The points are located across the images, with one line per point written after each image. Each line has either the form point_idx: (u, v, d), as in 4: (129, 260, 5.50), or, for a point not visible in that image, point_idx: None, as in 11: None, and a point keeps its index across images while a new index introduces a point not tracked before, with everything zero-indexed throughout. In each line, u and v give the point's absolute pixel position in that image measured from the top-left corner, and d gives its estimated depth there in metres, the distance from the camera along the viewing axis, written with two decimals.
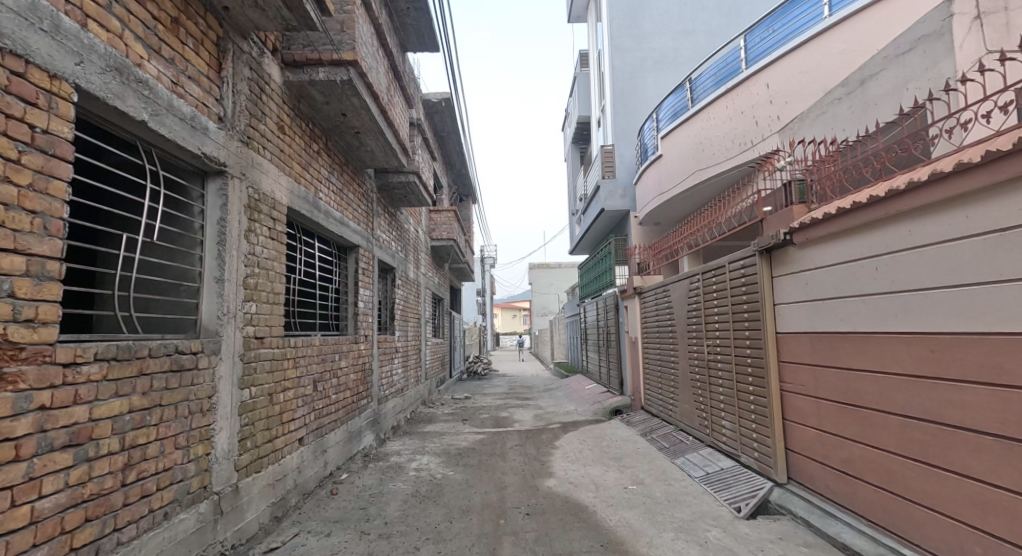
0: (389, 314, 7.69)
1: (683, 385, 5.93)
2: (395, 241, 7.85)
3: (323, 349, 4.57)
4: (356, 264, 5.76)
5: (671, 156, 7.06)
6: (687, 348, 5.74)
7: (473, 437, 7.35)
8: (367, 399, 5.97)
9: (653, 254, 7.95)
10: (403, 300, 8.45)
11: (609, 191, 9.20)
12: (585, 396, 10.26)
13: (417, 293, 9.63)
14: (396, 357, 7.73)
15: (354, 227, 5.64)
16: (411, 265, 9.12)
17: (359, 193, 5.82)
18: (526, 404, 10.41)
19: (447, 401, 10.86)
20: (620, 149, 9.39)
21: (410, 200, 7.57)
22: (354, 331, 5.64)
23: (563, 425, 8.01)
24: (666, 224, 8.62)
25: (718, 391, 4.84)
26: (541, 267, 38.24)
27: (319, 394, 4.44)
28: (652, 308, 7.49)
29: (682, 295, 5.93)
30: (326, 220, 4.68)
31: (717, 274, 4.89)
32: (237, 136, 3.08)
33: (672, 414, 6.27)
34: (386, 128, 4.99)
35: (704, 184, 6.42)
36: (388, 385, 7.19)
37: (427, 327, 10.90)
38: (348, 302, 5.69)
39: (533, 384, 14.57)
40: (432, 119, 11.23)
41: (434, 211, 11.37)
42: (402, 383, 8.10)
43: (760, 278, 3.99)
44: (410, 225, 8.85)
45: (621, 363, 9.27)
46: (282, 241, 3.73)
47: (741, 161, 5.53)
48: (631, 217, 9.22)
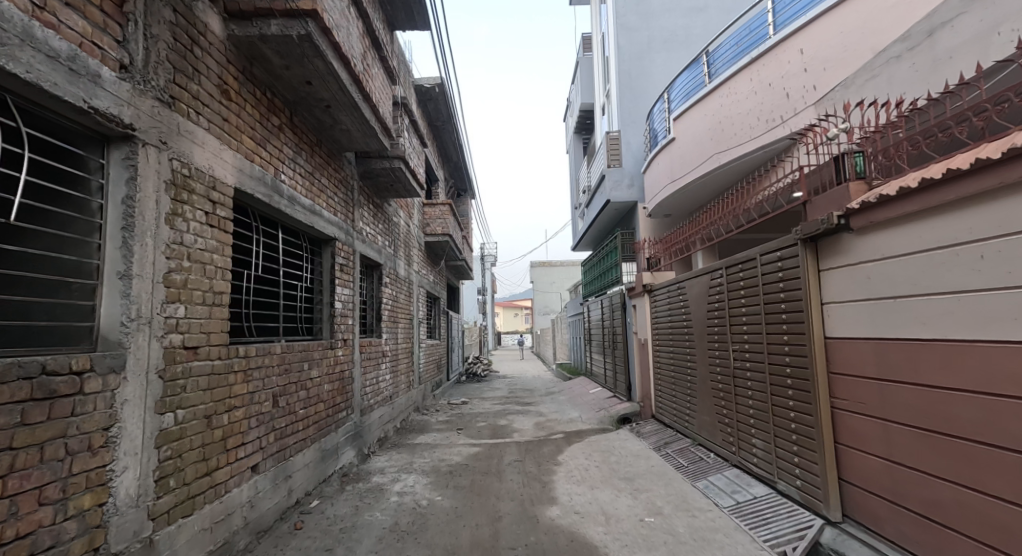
0: (375, 316, 7.05)
1: (703, 394, 5.28)
2: (382, 236, 7.20)
3: (287, 358, 3.93)
4: (332, 260, 5.13)
5: (685, 139, 6.38)
6: (707, 353, 5.08)
7: (468, 449, 6.72)
8: (346, 412, 5.34)
9: (665, 249, 7.29)
10: (393, 300, 7.82)
11: (614, 181, 8.55)
12: (590, 402, 9.60)
13: (408, 292, 8.98)
14: (383, 363, 7.09)
15: (329, 218, 5.00)
16: (401, 263, 8.48)
17: (335, 180, 5.17)
18: (527, 410, 9.74)
19: (442, 407, 10.22)
20: (626, 136, 8.73)
21: (397, 190, 6.92)
22: (329, 336, 5.03)
23: (566, 436, 7.37)
24: (677, 216, 7.94)
25: (748, 405, 4.18)
26: (543, 266, 37.57)
27: (282, 411, 3.80)
28: (664, 307, 6.82)
29: (701, 293, 5.26)
30: (291, 208, 4.03)
31: (745, 268, 4.22)
32: (153, 93, 2.43)
33: (690, 426, 5.60)
34: (361, 102, 4.35)
35: (723, 169, 5.75)
36: (373, 393, 6.53)
37: (421, 328, 10.24)
38: (321, 304, 5.06)
39: (534, 387, 13.92)
40: (425, 107, 10.67)
41: (428, 205, 10.73)
42: (391, 391, 7.46)
43: (805, 272, 3.32)
44: (400, 220, 8.21)
45: (628, 367, 8.61)
46: (227, 230, 3.07)
47: (769, 140, 4.86)
48: (639, 209, 8.56)
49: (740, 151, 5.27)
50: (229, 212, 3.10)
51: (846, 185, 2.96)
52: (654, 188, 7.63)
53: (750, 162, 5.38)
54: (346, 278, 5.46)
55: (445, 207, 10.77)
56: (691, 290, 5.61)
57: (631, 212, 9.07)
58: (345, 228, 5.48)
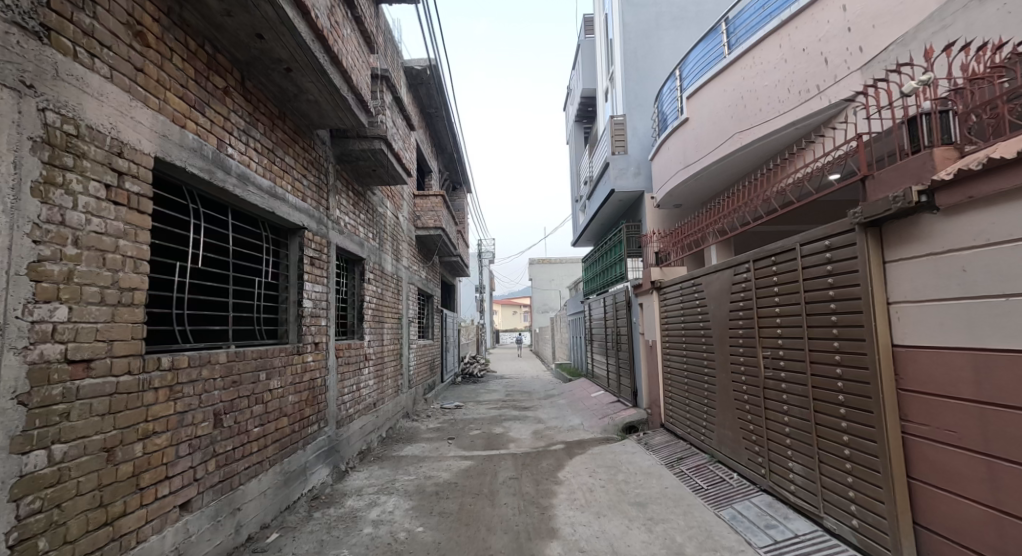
0: (356, 316, 6.42)
1: (723, 406, 4.65)
2: (364, 228, 6.56)
3: (236, 369, 3.29)
4: (300, 252, 4.50)
5: (700, 119, 5.75)
6: (729, 359, 4.46)
7: (459, 463, 6.10)
8: (318, 425, 4.71)
9: (676, 242, 6.67)
10: (378, 298, 7.19)
11: (618, 168, 7.93)
12: (592, 407, 8.99)
13: (396, 289, 8.34)
14: (366, 367, 6.47)
15: (297, 203, 4.36)
16: (388, 257, 7.85)
17: (304, 161, 4.54)
18: (524, 416, 9.13)
19: (434, 413, 9.60)
20: (632, 121, 8.10)
21: (381, 177, 6.28)
22: (296, 339, 4.41)
23: (566, 447, 6.75)
24: (688, 207, 7.33)
25: (782, 422, 3.56)
26: (542, 263, 36.90)
27: (228, 432, 3.17)
28: (676, 306, 6.20)
29: (722, 290, 4.64)
30: (244, 189, 3.40)
31: (780, 261, 3.59)
32: (8, 17, 1.81)
33: (708, 440, 4.98)
34: (330, 66, 3.72)
35: (744, 151, 5.12)
36: (353, 402, 5.90)
37: (411, 327, 9.60)
38: (285, 302, 4.43)
39: (532, 389, 13.30)
40: (416, 92, 10.07)
41: (420, 197, 10.12)
42: (375, 397, 6.84)
43: (864, 264, 2.69)
44: (385, 210, 7.58)
45: (634, 370, 8.00)
46: (146, 210, 2.43)
47: (802, 115, 4.24)
48: (645, 199, 7.92)
49: (766, 128, 4.64)
50: (148, 188, 2.45)
51: (929, 151, 2.32)
52: (663, 176, 7.01)
53: (777, 142, 4.75)
54: (318, 274, 4.83)
55: (438, 199, 10.15)
56: (708, 287, 4.99)
57: (636, 203, 8.45)
58: (318, 217, 4.85)
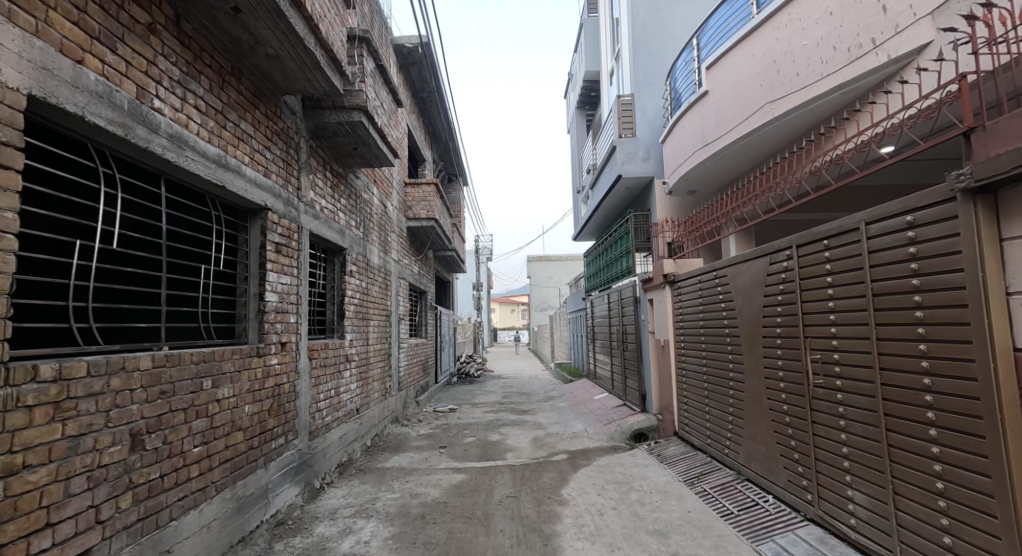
0: (337, 312, 5.78)
1: (754, 416, 4.03)
2: (346, 215, 5.92)
3: (166, 377, 2.64)
4: (263, 238, 3.86)
5: (722, 91, 5.12)
6: (763, 362, 3.84)
7: (450, 477, 5.46)
8: (285, 439, 4.07)
9: (692, 232, 6.05)
10: (362, 293, 6.55)
11: (625, 153, 7.33)
12: (596, 411, 8.36)
13: (384, 283, 7.69)
14: (348, 369, 5.83)
15: (259, 180, 3.72)
16: (374, 249, 7.21)
17: (268, 130, 3.90)
18: (523, 421, 8.49)
19: (426, 417, 8.96)
20: (641, 100, 7.46)
21: (364, 157, 5.64)
22: (256, 340, 3.76)
23: (569, 458, 6.13)
24: (704, 192, 6.71)
25: (837, 441, 2.94)
26: (541, 260, 36.21)
27: (153, 457, 2.51)
28: (693, 302, 5.58)
29: (754, 283, 4.02)
30: (181, 154, 2.76)
31: (835, 245, 2.97)
32: None
33: (734, 455, 4.36)
34: (291, 9, 3.07)
35: (776, 125, 4.50)
36: (332, 408, 5.26)
37: (401, 325, 8.95)
38: (244, 295, 3.78)
39: (531, 390, 12.67)
40: (407, 73, 9.46)
41: (411, 185, 9.51)
42: (359, 403, 6.21)
43: (975, 245, 2.10)
44: (369, 197, 6.94)
45: (642, 372, 7.37)
46: (14, 165, 1.82)
47: (852, 76, 3.62)
48: (655, 185, 7.29)
49: (806, 94, 4.01)
50: (13, 133, 1.82)
51: None
52: (677, 159, 6.40)
53: (817, 111, 4.13)
54: (287, 264, 4.18)
55: (431, 188, 9.54)
56: (736, 280, 4.37)
57: (644, 191, 7.84)
58: (287, 197, 4.21)
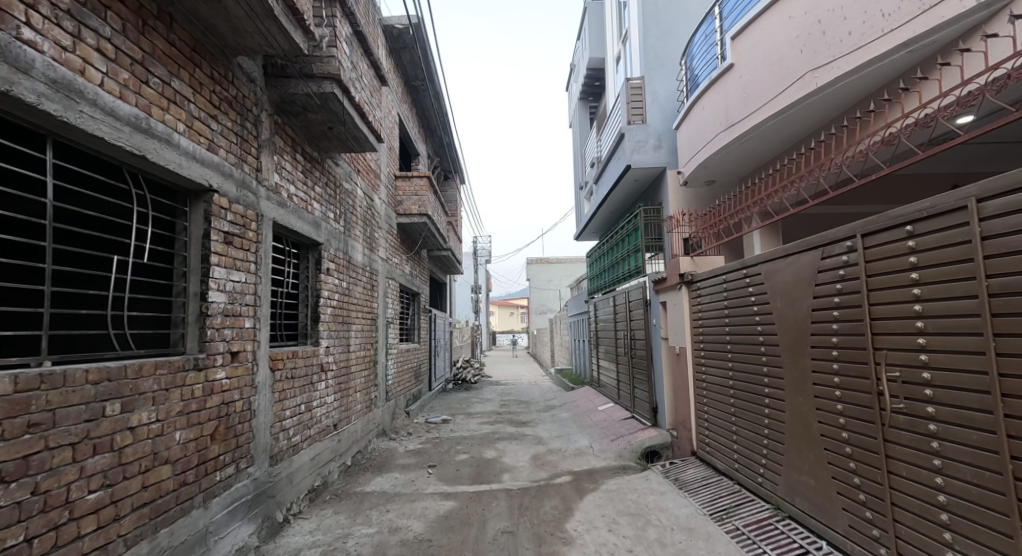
0: (310, 316, 5.12)
1: (798, 441, 3.36)
2: (322, 205, 5.26)
3: (39, 404, 1.99)
4: (205, 226, 3.18)
5: (752, 63, 4.50)
6: (812, 376, 3.18)
7: (438, 504, 4.76)
8: (235, 468, 3.38)
9: (712, 225, 5.39)
10: (343, 294, 5.88)
11: (635, 141, 6.71)
12: (601, 423, 7.68)
13: (369, 283, 7.03)
14: (323, 380, 5.15)
15: (202, 155, 3.06)
16: (357, 246, 6.56)
17: (216, 95, 3.24)
18: (522, 434, 7.80)
19: (417, 430, 8.26)
20: (652, 83, 6.84)
21: (343, 139, 5.01)
22: (193, 349, 3.09)
23: (573, 480, 5.45)
24: (725, 182, 6.07)
25: (929, 485, 2.29)
26: (540, 262, 35.59)
27: (12, 517, 1.89)
28: (715, 304, 4.91)
29: (798, 280, 3.37)
30: (73, 110, 2.14)
31: (920, 228, 2.35)
32: None
33: (772, 486, 3.70)
34: None
35: (819, 98, 3.86)
36: (302, 426, 4.57)
37: (390, 329, 8.28)
38: (183, 295, 3.11)
39: (530, 398, 11.97)
40: (399, 59, 8.96)
41: (401, 179, 8.87)
42: (337, 417, 5.52)
43: None
44: (351, 188, 6.29)
45: (654, 382, 6.71)
46: None
47: (921, 29, 2.98)
48: (667, 176, 6.65)
49: (860, 57, 3.37)
50: None
51: None
52: (697, 146, 5.74)
53: (870, 78, 3.50)
54: (239, 258, 3.50)
55: (423, 181, 8.90)
56: (775, 279, 3.70)
57: (653, 184, 7.19)
58: (241, 178, 3.54)
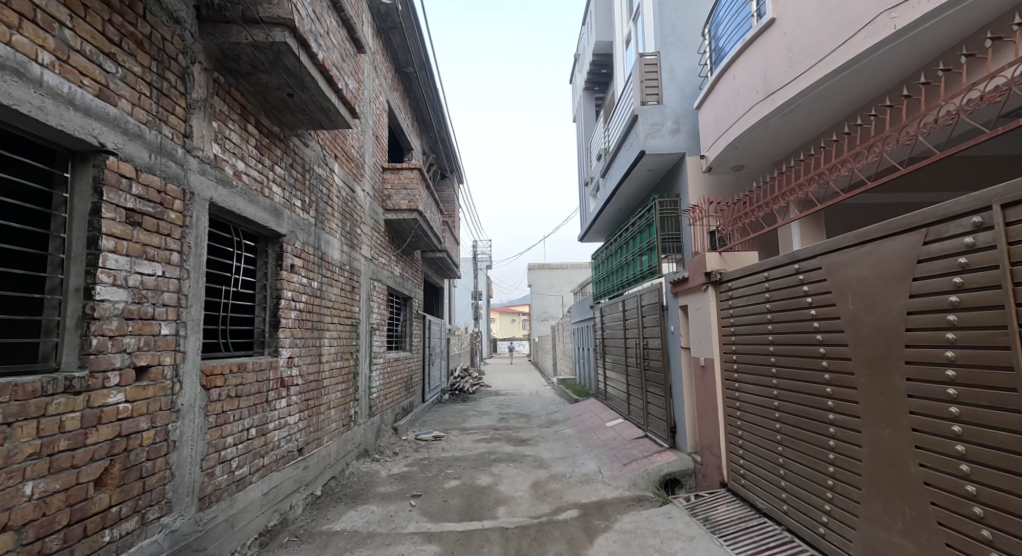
0: (269, 321, 4.32)
1: (885, 489, 2.52)
2: (285, 190, 4.47)
3: None
4: (93, 198, 2.37)
5: (801, 14, 3.73)
6: (907, 402, 2.37)
7: (418, 549, 3.92)
8: (138, 522, 2.55)
9: (740, 216, 4.60)
10: (313, 296, 5.07)
11: (649, 124, 5.98)
12: (611, 444, 6.86)
13: (349, 284, 6.25)
14: (283, 398, 4.33)
15: (88, 102, 2.30)
16: (334, 241, 5.77)
17: (113, 26, 2.45)
18: (522, 455, 6.96)
19: (404, 449, 7.43)
20: (668, 59, 6.09)
21: (309, 111, 4.25)
22: (69, 364, 2.28)
23: (581, 516, 4.62)
24: (755, 167, 5.30)
25: None
26: (541, 268, 34.84)
27: None
28: (751, 309, 4.10)
29: (882, 274, 2.58)
30: None
31: None
32: None
33: (842, 542, 2.86)
34: None
35: (895, 46, 3.08)
36: (252, 455, 3.75)
37: (375, 336, 7.48)
38: (59, 291, 2.31)
39: (531, 411, 11.12)
40: (388, 41, 8.24)
41: (389, 171, 8.10)
42: (303, 441, 4.70)
43: None
44: (325, 175, 5.50)
45: (673, 397, 5.89)
46: None
47: None
48: (686, 162, 5.88)
49: None
50: None
51: None
52: (724, 124, 4.94)
53: (972, 11, 2.72)
54: (151, 245, 2.70)
55: (412, 173, 8.12)
56: (843, 274, 2.88)
57: (669, 173, 6.42)
58: (157, 142, 2.75)
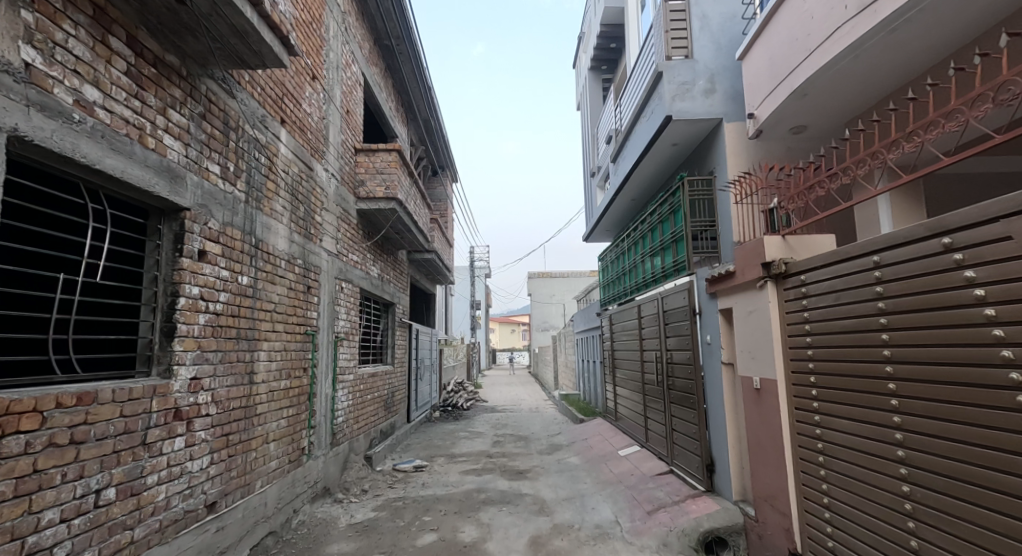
0: (161, 327, 3.09)
1: None
2: (191, 147, 3.25)
3: None
4: None
5: None
6: None
7: None
8: None
9: (804, 191, 3.39)
10: (239, 296, 3.83)
11: (677, 83, 4.79)
12: (629, 481, 5.58)
13: (302, 282, 5.03)
14: (177, 437, 3.07)
15: None
16: (278, 228, 4.55)
17: None
18: (519, 494, 5.68)
19: (376, 485, 6.15)
20: (699, 3, 4.92)
21: (222, 33, 3.06)
22: None
23: None
24: (821, 127, 4.12)
25: None
26: (541, 276, 33.64)
27: None
28: (840, 311, 2.87)
29: None
30: None
31: None
32: None
33: None
34: None
35: None
36: (110, 528, 2.51)
37: (342, 347, 6.23)
38: None
39: (530, 433, 9.82)
40: (363, 3, 7.12)
41: (364, 152, 6.92)
42: (215, 494, 3.42)
43: None
44: (265, 141, 4.28)
45: (712, 427, 4.63)
46: None
47: None
48: (724, 128, 4.68)
49: None
50: None
51: None
52: (783, 67, 3.72)
53: None
54: None
55: (390, 156, 6.93)
56: None
57: (700, 147, 5.22)
58: None
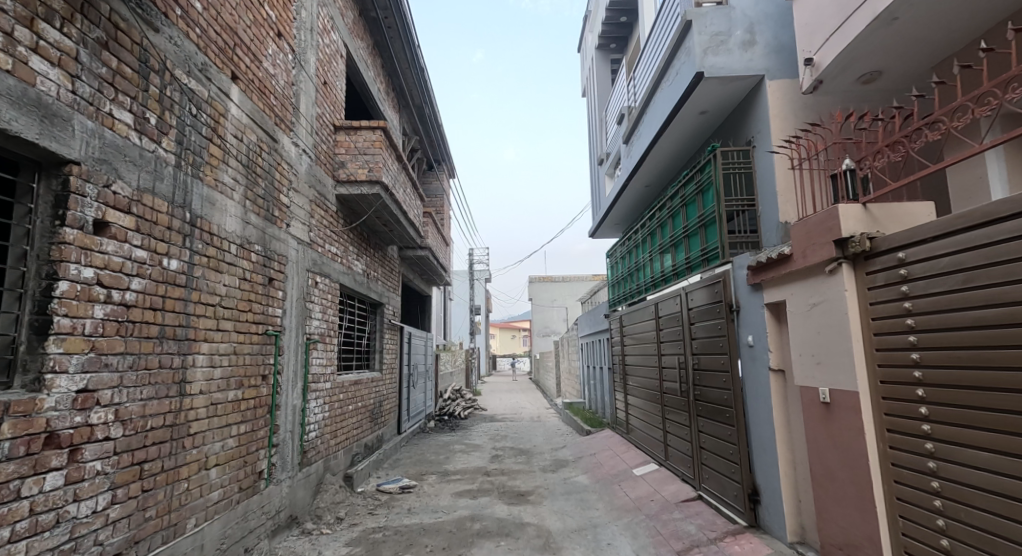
0: (28, 323, 2.26)
1: None
2: (82, 83, 2.44)
3: None
4: None
5: None
6: None
7: None
8: None
9: (895, 143, 2.53)
10: (164, 285, 3.01)
11: (709, 33, 3.99)
12: (651, 509, 4.72)
13: (261, 273, 4.20)
14: (51, 474, 2.24)
15: None
16: (228, 205, 3.73)
17: None
18: (520, 524, 4.84)
19: (355, 511, 5.29)
20: None
21: None
22: None
23: None
24: (901, 72, 3.34)
25: None
26: (542, 280, 32.82)
27: None
28: (976, 298, 2.06)
29: None
30: None
31: None
32: None
33: None
34: None
35: None
36: None
37: (316, 350, 5.39)
38: None
39: (532, 445, 8.96)
40: None
41: (345, 131, 6.11)
42: (117, 544, 2.59)
43: None
44: (206, 96, 3.47)
45: (756, 449, 3.78)
46: None
47: None
48: (767, 86, 3.87)
49: None
50: None
51: None
52: None
53: None
54: None
55: (374, 135, 6.12)
56: None
57: (735, 113, 4.40)
58: None
